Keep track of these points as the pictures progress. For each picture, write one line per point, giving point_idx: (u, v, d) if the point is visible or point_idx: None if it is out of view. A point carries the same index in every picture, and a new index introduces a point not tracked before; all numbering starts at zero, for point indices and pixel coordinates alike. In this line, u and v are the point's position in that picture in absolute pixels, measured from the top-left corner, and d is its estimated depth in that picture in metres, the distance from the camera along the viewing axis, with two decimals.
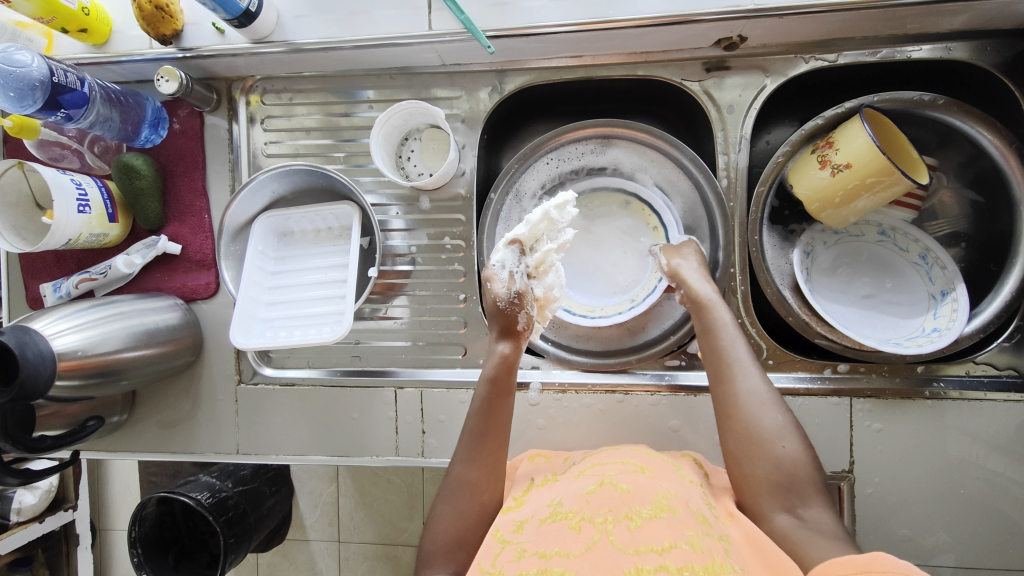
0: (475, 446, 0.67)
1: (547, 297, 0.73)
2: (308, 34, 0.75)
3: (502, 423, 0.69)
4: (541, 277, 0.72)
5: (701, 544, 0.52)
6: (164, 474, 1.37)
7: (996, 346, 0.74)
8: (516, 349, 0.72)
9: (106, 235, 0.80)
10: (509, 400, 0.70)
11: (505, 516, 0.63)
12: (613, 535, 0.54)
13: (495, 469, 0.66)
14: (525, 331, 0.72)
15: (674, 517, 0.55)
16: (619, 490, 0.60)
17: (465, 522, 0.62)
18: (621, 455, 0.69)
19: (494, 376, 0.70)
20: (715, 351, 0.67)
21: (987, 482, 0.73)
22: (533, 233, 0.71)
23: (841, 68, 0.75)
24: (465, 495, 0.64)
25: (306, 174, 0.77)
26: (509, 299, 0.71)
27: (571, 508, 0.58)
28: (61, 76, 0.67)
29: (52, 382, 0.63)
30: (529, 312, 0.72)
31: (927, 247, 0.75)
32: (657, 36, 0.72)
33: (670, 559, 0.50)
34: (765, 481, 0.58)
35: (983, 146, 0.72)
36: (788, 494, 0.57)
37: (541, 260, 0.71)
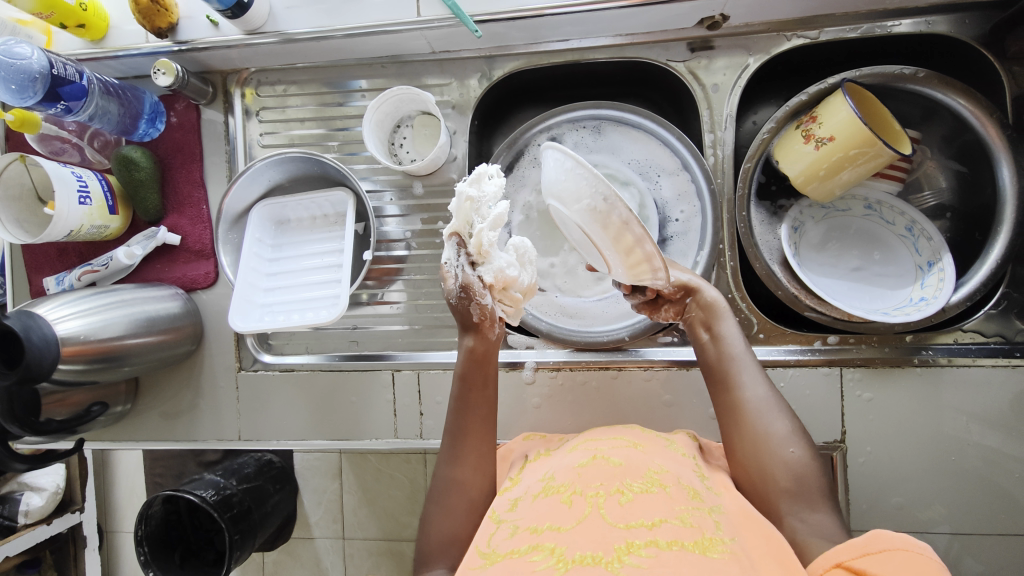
0: (458, 443, 0.68)
1: (505, 278, 0.65)
2: (300, 25, 0.77)
3: (481, 415, 0.69)
4: (489, 260, 0.65)
5: (691, 520, 0.53)
6: (169, 475, 1.38)
7: (984, 313, 0.75)
8: (484, 340, 0.69)
9: (107, 227, 0.82)
10: (490, 390, 0.71)
11: (502, 497, 0.63)
12: (604, 509, 0.55)
13: (481, 464, 0.67)
14: (486, 321, 0.68)
15: (664, 491, 0.56)
16: (610, 464, 0.61)
17: (456, 519, 0.64)
18: (612, 431, 0.70)
19: (466, 370, 0.70)
20: (727, 360, 0.66)
21: (977, 447, 0.74)
22: (465, 221, 0.63)
23: (823, 45, 0.77)
24: (452, 494, 0.65)
25: (301, 162, 0.79)
26: (458, 294, 0.66)
27: (563, 482, 0.59)
28: (61, 68, 0.68)
29: (57, 365, 0.64)
30: (483, 302, 0.66)
31: (914, 219, 0.77)
32: (641, 17, 0.73)
33: (660, 535, 0.51)
34: (775, 487, 0.58)
35: (964, 118, 0.73)
36: (800, 497, 0.57)
37: (481, 245, 0.63)
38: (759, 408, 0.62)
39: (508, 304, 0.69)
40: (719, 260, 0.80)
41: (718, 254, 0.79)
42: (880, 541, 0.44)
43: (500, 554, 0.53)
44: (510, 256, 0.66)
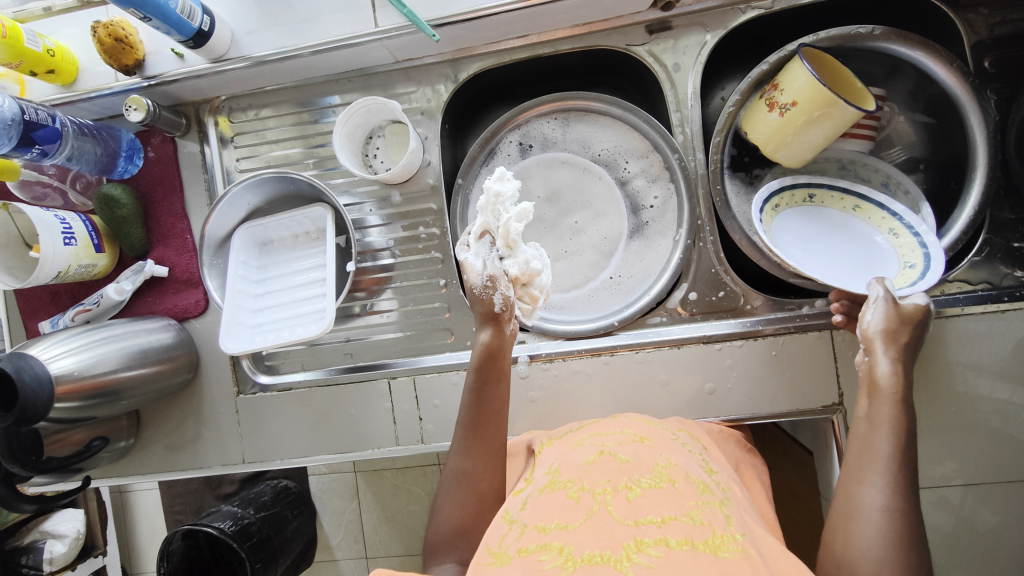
0: (471, 435, 0.68)
1: (528, 272, 0.72)
2: (264, 47, 0.78)
3: (496, 410, 0.70)
4: (514, 252, 0.72)
5: (701, 516, 0.53)
6: (188, 510, 1.38)
7: (968, 261, 0.74)
8: (499, 335, 0.74)
9: (95, 266, 0.83)
10: (503, 385, 0.72)
11: (514, 498, 0.63)
12: (612, 505, 0.55)
13: (490, 457, 0.67)
14: (506, 314, 0.74)
15: (673, 487, 0.56)
16: (618, 460, 0.61)
17: (465, 511, 0.64)
18: (619, 424, 0.70)
19: (479, 366, 0.72)
20: (873, 440, 0.57)
21: (978, 396, 0.73)
22: (492, 217, 0.70)
23: (779, 13, 0.77)
24: (462, 486, 0.65)
25: (277, 182, 0.80)
26: (483, 283, 0.72)
27: (569, 478, 0.60)
28: (32, 114, 0.69)
29: (52, 403, 0.65)
30: (505, 293, 0.73)
31: (888, 174, 0.79)
32: (595, 4, 0.74)
33: (670, 533, 0.51)
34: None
35: (928, 70, 0.73)
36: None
37: (507, 236, 0.70)
38: (884, 515, 0.51)
39: (527, 303, 0.75)
40: (698, 234, 0.80)
41: (696, 230, 0.80)
42: None
43: (510, 554, 0.52)
44: (532, 252, 0.73)
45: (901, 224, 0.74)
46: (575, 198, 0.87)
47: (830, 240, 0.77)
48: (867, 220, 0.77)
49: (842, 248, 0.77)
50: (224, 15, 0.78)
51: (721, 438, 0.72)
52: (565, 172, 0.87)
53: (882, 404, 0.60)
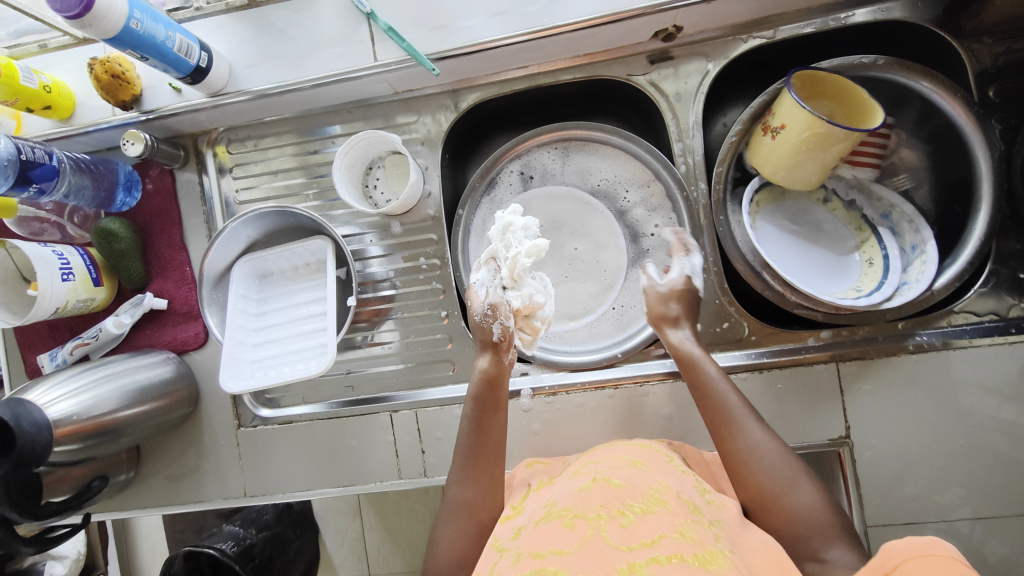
0: (470, 463, 0.68)
1: (531, 304, 0.71)
2: (263, 81, 0.77)
3: (494, 439, 0.69)
4: (519, 285, 0.71)
5: (692, 533, 0.53)
6: (189, 530, 1.37)
7: (974, 292, 0.74)
8: (499, 363, 0.73)
9: (93, 300, 0.83)
10: (501, 414, 0.71)
11: (504, 525, 0.62)
12: (605, 531, 0.54)
13: (491, 486, 0.67)
14: (504, 343, 0.73)
15: (666, 508, 0.56)
16: (612, 486, 0.60)
17: (465, 543, 0.63)
18: (613, 450, 0.69)
19: (479, 394, 0.71)
20: (710, 404, 0.64)
21: (986, 426, 0.72)
22: (502, 246, 0.71)
23: (781, 43, 0.77)
24: (461, 515, 0.65)
25: (277, 216, 0.79)
26: (484, 312, 0.73)
27: (565, 507, 0.58)
28: (29, 153, 0.69)
29: (51, 446, 0.65)
30: (505, 322, 0.72)
31: (892, 205, 0.77)
32: (596, 37, 0.74)
33: (660, 551, 0.51)
34: (789, 533, 0.56)
35: (931, 99, 0.73)
36: (812, 543, 0.54)
37: (514, 269, 0.70)
38: (759, 452, 0.60)
39: (528, 334, 0.74)
40: (702, 266, 0.79)
41: (700, 261, 0.79)
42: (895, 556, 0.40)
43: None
44: (537, 285, 0.72)
45: (879, 256, 0.76)
46: (578, 229, 0.86)
47: (818, 261, 0.79)
48: (860, 241, 0.79)
49: (828, 267, 0.78)
50: (223, 48, 0.78)
51: (719, 471, 0.69)
52: (566, 203, 0.86)
53: (698, 371, 0.66)
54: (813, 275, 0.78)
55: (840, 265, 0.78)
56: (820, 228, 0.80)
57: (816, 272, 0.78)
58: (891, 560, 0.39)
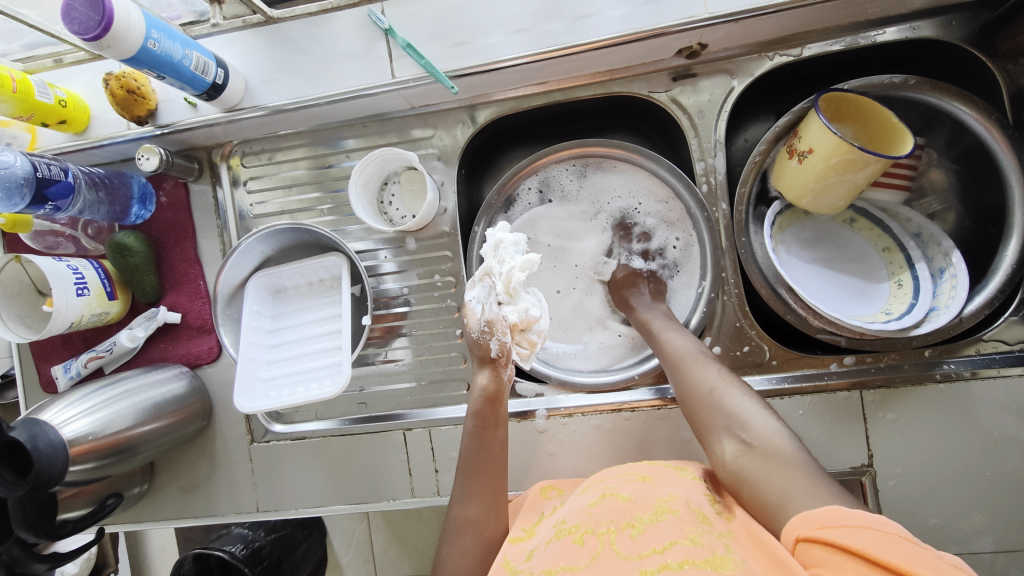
0: (470, 480, 0.67)
1: (527, 319, 0.69)
2: (278, 96, 0.76)
3: (498, 455, 0.68)
4: (515, 299, 0.70)
5: (701, 539, 0.51)
6: (199, 530, 1.37)
7: (1004, 320, 0.72)
8: (497, 378, 0.72)
9: (107, 313, 0.82)
10: (501, 430, 0.70)
11: (515, 546, 0.61)
12: (616, 544, 0.53)
13: (495, 503, 0.66)
14: (501, 359, 0.72)
15: (675, 516, 0.54)
16: (619, 500, 0.59)
17: (472, 562, 0.63)
18: (621, 468, 0.67)
19: (478, 410, 0.70)
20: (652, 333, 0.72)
21: (1016, 458, 0.70)
22: (495, 262, 0.69)
23: (809, 60, 0.75)
24: (467, 534, 0.64)
25: (291, 232, 0.79)
26: (481, 327, 0.71)
27: (574, 523, 0.58)
28: (45, 170, 0.68)
29: (67, 467, 0.65)
30: (503, 338, 0.71)
31: (921, 226, 0.75)
32: (618, 54, 0.72)
33: (671, 557, 0.49)
34: (715, 423, 0.62)
35: (964, 122, 0.71)
36: (733, 425, 0.60)
37: (508, 283, 0.68)
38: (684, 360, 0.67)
39: (524, 347, 0.72)
40: (723, 288, 0.78)
41: (721, 283, 0.78)
42: (841, 517, 0.47)
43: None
44: (533, 299, 0.71)
45: (908, 277, 0.74)
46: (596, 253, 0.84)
47: (839, 283, 0.77)
48: (887, 265, 0.76)
49: (851, 289, 0.77)
50: (238, 63, 0.77)
51: None
52: (579, 225, 0.84)
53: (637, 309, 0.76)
54: (835, 302, 0.76)
55: (863, 288, 0.77)
56: (842, 248, 0.78)
57: (841, 300, 0.76)
58: (834, 517, 0.47)
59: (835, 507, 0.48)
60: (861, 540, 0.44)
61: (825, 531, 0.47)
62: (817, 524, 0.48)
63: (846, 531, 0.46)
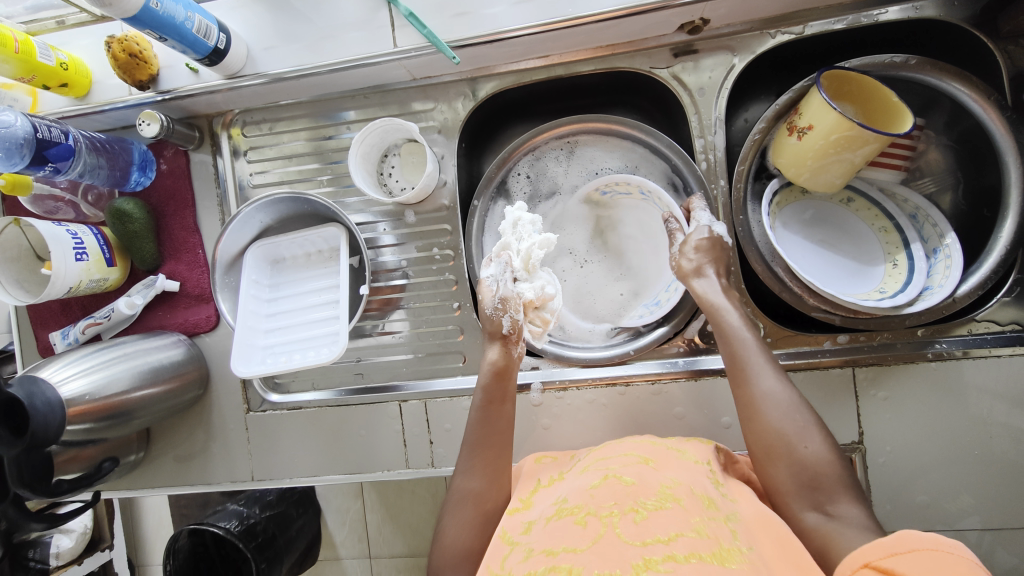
0: (474, 453, 0.66)
1: (543, 296, 0.72)
2: (279, 64, 0.77)
3: (504, 432, 0.68)
4: (532, 276, 0.73)
5: (707, 530, 0.51)
6: (194, 506, 1.38)
7: (997, 301, 0.72)
8: (508, 355, 0.70)
9: (106, 279, 0.83)
10: (508, 406, 0.69)
11: (513, 517, 0.61)
12: (619, 528, 0.52)
13: (497, 477, 0.65)
14: (513, 336, 0.70)
15: (679, 505, 0.54)
16: (622, 483, 0.58)
17: (471, 532, 0.62)
18: (623, 447, 0.67)
19: (486, 386, 0.69)
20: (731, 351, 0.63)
21: (1007, 440, 0.71)
22: (513, 238, 0.72)
23: (810, 38, 0.75)
24: (467, 505, 0.63)
25: (290, 202, 0.79)
26: (495, 305, 0.70)
27: (576, 504, 0.57)
28: (45, 131, 0.69)
29: (63, 428, 0.65)
30: (515, 316, 0.70)
31: (918, 206, 0.75)
32: (621, 27, 0.72)
33: (677, 549, 0.48)
34: (790, 481, 0.55)
35: (963, 103, 0.71)
36: (814, 493, 0.54)
37: (528, 260, 0.71)
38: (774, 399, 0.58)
39: (537, 325, 0.73)
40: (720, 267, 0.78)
41: None
42: (910, 542, 0.41)
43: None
44: (548, 277, 0.74)
45: (905, 261, 0.74)
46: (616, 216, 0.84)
47: (834, 261, 0.78)
48: (884, 246, 0.77)
49: (845, 267, 0.77)
50: (240, 30, 0.77)
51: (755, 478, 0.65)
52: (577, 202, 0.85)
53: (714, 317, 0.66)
54: (831, 280, 0.77)
55: (860, 268, 0.77)
56: (840, 225, 0.79)
57: (835, 279, 0.77)
58: (903, 543, 0.41)
59: (905, 532, 0.42)
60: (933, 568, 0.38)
61: (894, 561, 0.40)
62: (886, 551, 0.41)
63: (914, 559, 0.39)
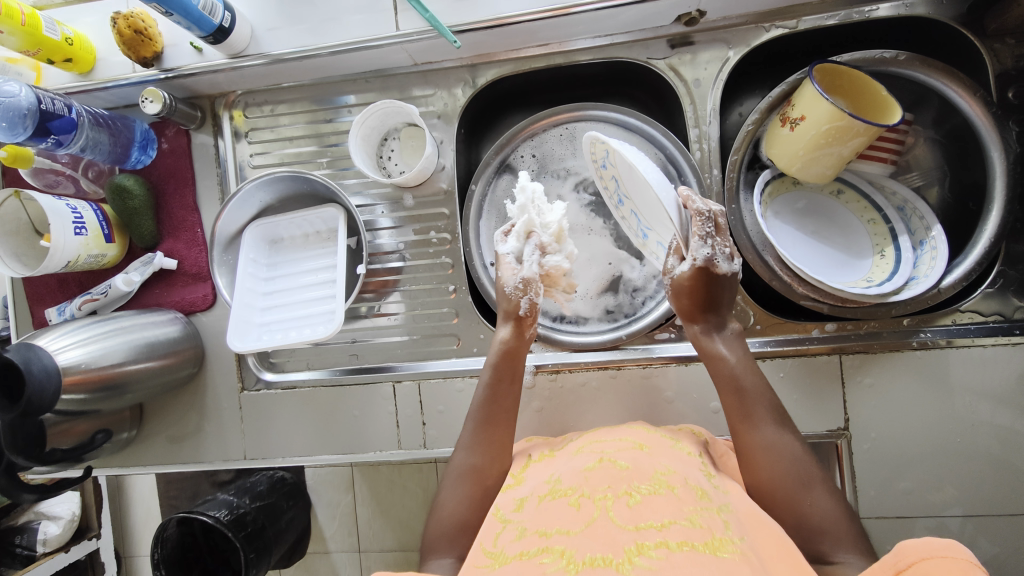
0: (482, 429, 0.67)
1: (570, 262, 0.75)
2: (282, 45, 0.78)
3: (507, 410, 0.68)
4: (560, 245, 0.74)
5: (701, 520, 0.50)
6: (183, 496, 1.38)
7: (981, 292, 0.74)
8: (520, 337, 0.71)
9: (104, 256, 0.83)
10: (514, 387, 0.70)
11: (506, 495, 0.61)
12: (612, 512, 0.52)
13: (500, 454, 0.66)
14: (528, 318, 0.71)
15: (672, 493, 0.54)
16: (617, 467, 0.59)
17: (469, 506, 0.63)
18: (618, 432, 0.67)
19: (495, 365, 0.70)
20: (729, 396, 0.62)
21: (989, 428, 0.72)
22: (535, 213, 0.73)
23: (803, 34, 0.77)
24: (467, 480, 0.64)
25: (290, 181, 0.80)
26: (515, 284, 0.71)
27: (570, 486, 0.57)
28: (49, 104, 0.70)
29: (58, 396, 0.65)
30: (533, 297, 0.71)
31: (905, 199, 0.77)
32: (620, 17, 0.74)
33: (670, 535, 0.49)
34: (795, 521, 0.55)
35: (951, 99, 0.73)
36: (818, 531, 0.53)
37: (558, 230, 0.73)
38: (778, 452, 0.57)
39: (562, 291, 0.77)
40: None
41: None
42: (908, 554, 0.40)
43: (508, 556, 0.50)
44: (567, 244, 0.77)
45: (892, 253, 0.76)
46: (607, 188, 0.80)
47: (823, 249, 0.79)
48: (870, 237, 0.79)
49: (831, 255, 0.79)
50: (245, 11, 0.78)
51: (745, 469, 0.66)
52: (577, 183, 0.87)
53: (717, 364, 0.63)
54: (824, 270, 0.78)
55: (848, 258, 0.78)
56: (833, 215, 0.81)
57: (827, 269, 0.78)
58: (905, 558, 0.39)
59: (903, 544, 0.41)
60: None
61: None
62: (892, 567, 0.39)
63: (923, 571, 0.37)
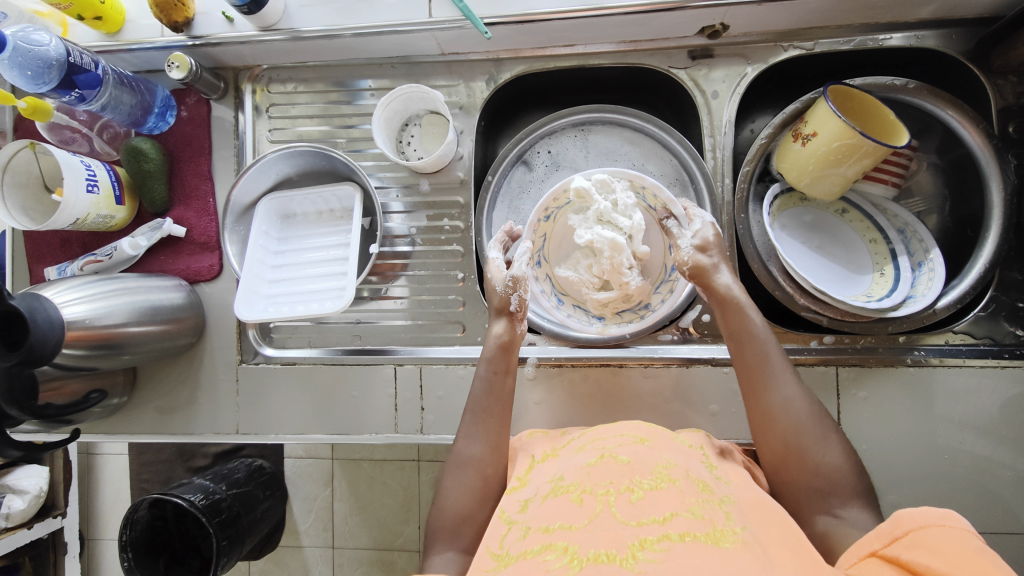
0: (477, 420, 0.68)
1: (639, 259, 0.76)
2: (312, 22, 0.79)
3: (504, 400, 0.70)
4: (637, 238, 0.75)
5: (702, 512, 0.51)
6: (159, 479, 1.34)
7: (973, 315, 0.77)
8: (512, 329, 0.73)
9: (113, 217, 0.82)
10: (510, 378, 0.72)
11: (510, 497, 0.61)
12: (614, 507, 0.53)
13: (499, 445, 0.67)
14: (519, 313, 0.74)
15: (674, 486, 0.54)
16: (619, 462, 0.58)
17: (472, 497, 0.63)
18: (619, 427, 0.66)
19: (490, 357, 0.72)
20: (746, 357, 0.65)
21: (976, 444, 0.75)
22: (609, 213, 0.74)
23: (818, 56, 0.80)
24: (469, 470, 0.65)
25: (310, 156, 0.80)
26: (506, 283, 0.74)
27: (572, 482, 0.57)
28: (77, 57, 0.70)
29: (59, 348, 0.64)
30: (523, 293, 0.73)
31: (906, 222, 0.79)
32: (646, 23, 0.76)
33: (672, 528, 0.50)
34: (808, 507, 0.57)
35: (956, 128, 0.76)
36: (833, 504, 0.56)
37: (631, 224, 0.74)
38: (790, 406, 0.61)
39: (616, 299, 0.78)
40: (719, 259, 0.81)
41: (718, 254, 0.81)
42: (904, 524, 0.42)
43: (513, 556, 0.50)
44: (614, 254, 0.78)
45: (891, 271, 0.79)
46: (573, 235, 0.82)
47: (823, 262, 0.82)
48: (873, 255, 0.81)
49: (833, 269, 0.82)
50: None
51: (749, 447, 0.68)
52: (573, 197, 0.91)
53: (736, 317, 0.67)
54: (829, 271, 0.81)
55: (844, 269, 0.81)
56: (834, 232, 0.83)
57: (829, 278, 0.81)
58: (901, 526, 0.42)
59: (897, 514, 0.43)
60: (936, 545, 0.39)
61: (897, 547, 0.41)
62: (888, 537, 0.42)
63: (918, 539, 0.40)
